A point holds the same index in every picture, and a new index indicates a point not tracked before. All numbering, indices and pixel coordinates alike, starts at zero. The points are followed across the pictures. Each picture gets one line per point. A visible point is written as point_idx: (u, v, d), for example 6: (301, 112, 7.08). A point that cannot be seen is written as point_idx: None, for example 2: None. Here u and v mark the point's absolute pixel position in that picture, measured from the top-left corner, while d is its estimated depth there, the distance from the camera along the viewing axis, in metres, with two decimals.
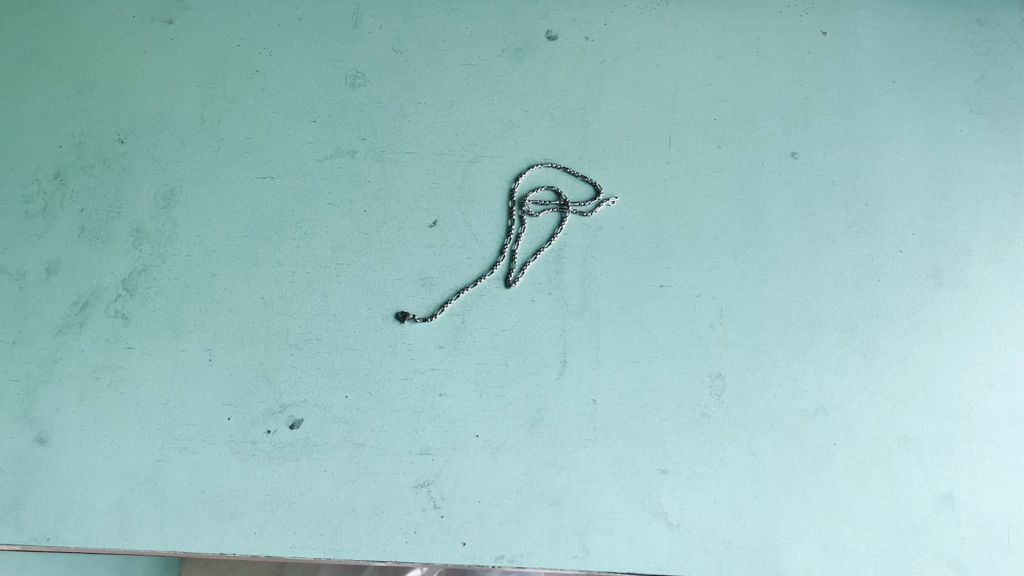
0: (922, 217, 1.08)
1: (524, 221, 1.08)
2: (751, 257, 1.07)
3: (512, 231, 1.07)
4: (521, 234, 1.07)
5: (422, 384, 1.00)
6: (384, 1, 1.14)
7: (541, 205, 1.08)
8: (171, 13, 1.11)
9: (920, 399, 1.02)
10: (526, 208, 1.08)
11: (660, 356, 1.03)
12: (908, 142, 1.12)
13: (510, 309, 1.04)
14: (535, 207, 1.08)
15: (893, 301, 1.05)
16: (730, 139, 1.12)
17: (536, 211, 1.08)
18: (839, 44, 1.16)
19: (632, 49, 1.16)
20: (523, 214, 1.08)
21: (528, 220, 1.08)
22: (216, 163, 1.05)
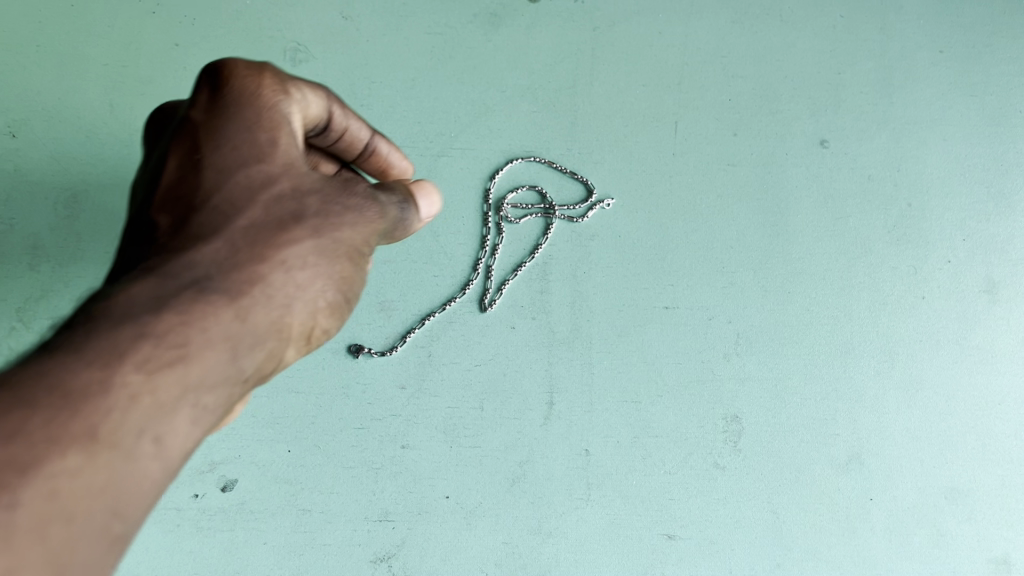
0: (973, 220, 0.86)
1: (501, 228, 0.85)
2: (773, 271, 0.84)
3: (488, 241, 0.84)
4: (499, 245, 0.84)
5: (379, 435, 0.78)
6: None
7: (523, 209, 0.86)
8: None
9: (970, 444, 0.81)
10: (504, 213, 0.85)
11: (666, 395, 0.81)
12: (960, 126, 0.89)
13: (485, 339, 0.81)
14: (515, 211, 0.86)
15: (940, 323, 0.84)
16: (748, 125, 0.88)
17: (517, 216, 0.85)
18: (878, 4, 0.92)
19: (630, 13, 0.90)
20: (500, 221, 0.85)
21: (507, 227, 0.85)
22: (129, 164, 0.85)
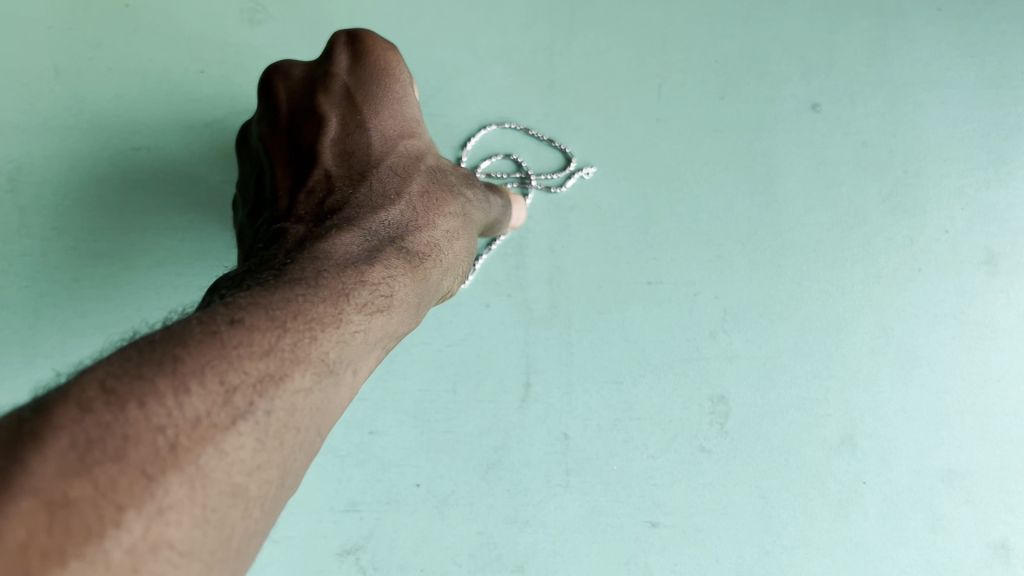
0: (972, 187, 0.82)
1: None
2: (761, 243, 0.80)
3: None
4: None
5: (345, 420, 0.74)
6: None
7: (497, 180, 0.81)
8: None
9: (968, 424, 0.77)
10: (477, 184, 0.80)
11: (649, 375, 0.77)
12: (959, 88, 0.84)
13: (458, 318, 0.77)
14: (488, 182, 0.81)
15: (937, 297, 0.79)
16: (736, 88, 0.83)
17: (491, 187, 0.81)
18: None
19: None
20: None
21: None
22: (77, 134, 0.78)
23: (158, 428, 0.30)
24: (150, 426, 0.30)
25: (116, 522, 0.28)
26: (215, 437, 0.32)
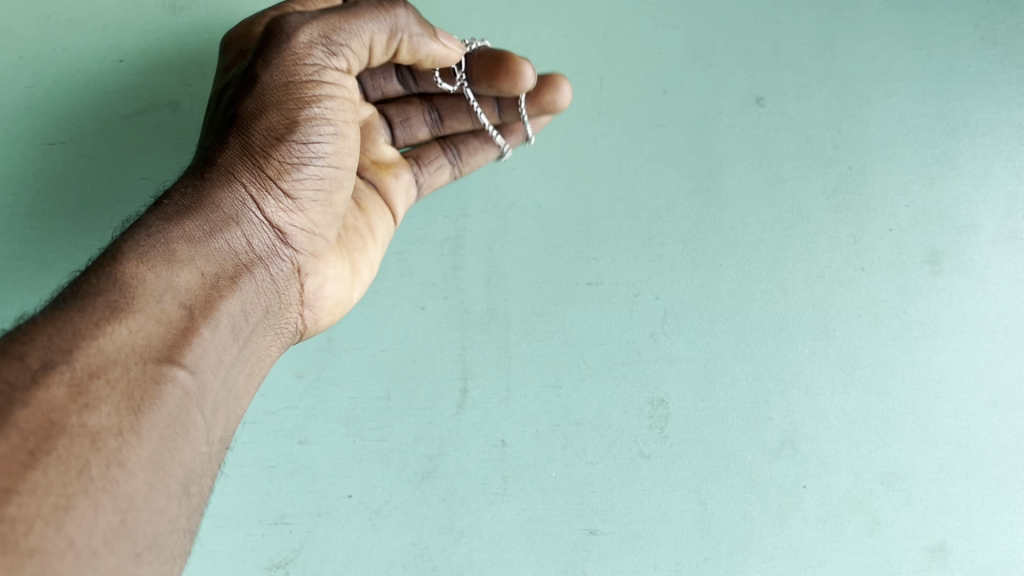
0: (917, 184, 0.81)
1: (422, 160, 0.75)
2: (703, 242, 0.78)
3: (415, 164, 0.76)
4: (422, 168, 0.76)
5: (274, 430, 0.73)
6: None
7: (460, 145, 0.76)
8: None
9: (908, 425, 0.77)
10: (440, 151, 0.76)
11: (588, 379, 0.75)
12: (904, 82, 0.82)
13: (392, 321, 0.75)
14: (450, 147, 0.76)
15: (879, 296, 0.78)
16: (679, 81, 0.81)
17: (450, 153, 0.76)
18: None
19: None
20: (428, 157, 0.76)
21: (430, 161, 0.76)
22: None
23: (78, 425, 0.44)
24: (78, 423, 0.44)
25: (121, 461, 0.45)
26: (104, 418, 0.45)
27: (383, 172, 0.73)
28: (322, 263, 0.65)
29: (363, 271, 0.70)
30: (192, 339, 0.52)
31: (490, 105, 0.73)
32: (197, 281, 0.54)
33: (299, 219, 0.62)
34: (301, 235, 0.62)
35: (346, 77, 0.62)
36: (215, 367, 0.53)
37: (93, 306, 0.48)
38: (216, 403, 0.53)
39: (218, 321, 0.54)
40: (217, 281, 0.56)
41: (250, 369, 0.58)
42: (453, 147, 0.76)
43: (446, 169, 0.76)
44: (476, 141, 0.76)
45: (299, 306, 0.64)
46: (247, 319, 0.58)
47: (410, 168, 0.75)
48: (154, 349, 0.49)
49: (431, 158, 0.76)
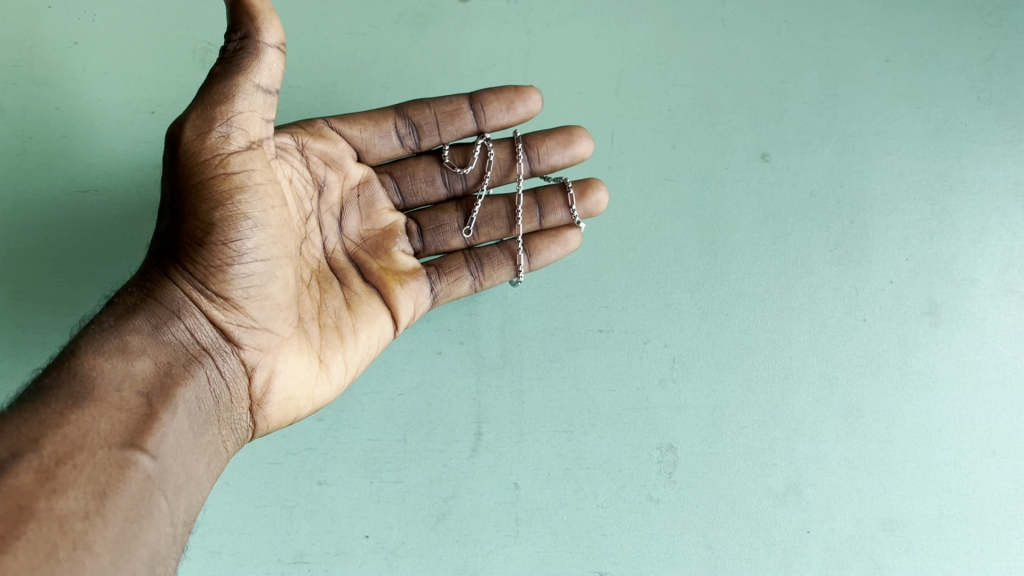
0: (917, 239, 0.83)
1: (445, 266, 0.74)
2: (711, 292, 0.81)
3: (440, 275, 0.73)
4: (447, 275, 0.74)
5: (295, 470, 0.75)
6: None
7: (488, 255, 0.74)
8: None
9: (909, 472, 0.79)
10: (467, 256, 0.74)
11: (599, 425, 0.78)
12: (904, 139, 0.86)
13: (410, 365, 0.77)
14: (479, 255, 0.74)
15: (881, 347, 0.81)
16: (687, 137, 0.84)
17: (478, 262, 0.74)
18: (823, 11, 0.88)
19: (565, 15, 0.86)
20: (455, 263, 0.74)
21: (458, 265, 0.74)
22: (27, 174, 0.79)
23: (48, 509, 0.48)
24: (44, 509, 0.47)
25: (85, 546, 0.48)
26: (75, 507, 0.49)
27: (390, 277, 0.71)
28: (279, 359, 0.62)
29: (335, 371, 0.66)
30: (152, 425, 0.54)
31: (532, 208, 0.74)
32: (151, 370, 0.56)
33: (241, 316, 0.60)
34: (246, 328, 0.60)
35: (258, 161, 0.57)
36: (174, 452, 0.55)
37: (54, 397, 0.52)
38: (177, 488, 0.55)
39: (177, 408, 0.56)
40: (170, 370, 0.57)
41: (212, 455, 0.59)
42: (476, 258, 0.74)
43: (466, 282, 0.74)
44: (499, 255, 0.74)
45: (250, 403, 0.62)
46: (202, 409, 0.58)
47: (427, 277, 0.73)
48: (118, 435, 0.52)
49: (456, 267, 0.74)
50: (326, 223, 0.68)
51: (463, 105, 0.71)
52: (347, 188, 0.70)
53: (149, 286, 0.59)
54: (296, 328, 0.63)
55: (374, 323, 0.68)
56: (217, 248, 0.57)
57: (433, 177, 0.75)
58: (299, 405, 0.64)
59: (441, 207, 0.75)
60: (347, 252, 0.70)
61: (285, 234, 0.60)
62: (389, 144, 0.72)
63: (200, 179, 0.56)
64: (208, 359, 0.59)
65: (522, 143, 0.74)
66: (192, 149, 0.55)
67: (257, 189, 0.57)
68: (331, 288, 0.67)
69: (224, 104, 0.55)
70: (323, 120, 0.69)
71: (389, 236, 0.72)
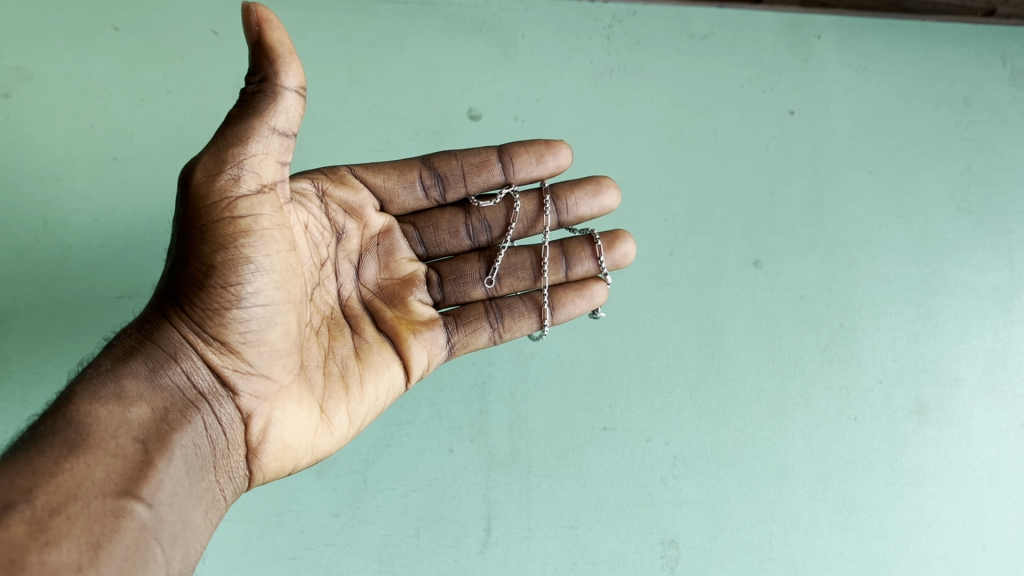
0: (903, 340, 0.88)
1: (463, 319, 0.73)
2: (708, 391, 0.85)
3: (458, 327, 0.73)
4: (465, 328, 0.73)
5: (311, 565, 0.78)
6: None
7: (509, 309, 0.74)
8: (5, 85, 0.88)
9: (902, 567, 0.82)
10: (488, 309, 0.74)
11: (604, 520, 0.81)
12: (887, 246, 0.92)
13: (422, 463, 0.81)
14: (499, 308, 0.74)
15: (872, 445, 0.85)
16: (683, 245, 0.90)
17: (498, 315, 0.74)
18: (809, 127, 0.96)
19: (569, 132, 0.93)
20: (476, 316, 0.73)
21: (478, 318, 0.73)
22: (63, 279, 0.85)
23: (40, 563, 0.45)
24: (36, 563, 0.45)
25: None
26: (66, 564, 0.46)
27: (404, 327, 0.70)
28: (277, 408, 0.60)
29: (337, 422, 0.64)
30: (147, 473, 0.52)
31: (557, 258, 0.75)
32: (147, 416, 0.54)
33: (242, 363, 0.58)
34: (246, 375, 0.58)
35: (268, 202, 0.56)
36: (170, 500, 0.53)
37: (49, 445, 0.50)
38: (171, 538, 0.52)
39: (174, 455, 0.54)
40: (167, 416, 0.55)
41: (205, 506, 0.57)
42: (495, 309, 0.74)
43: (486, 333, 0.74)
44: (520, 306, 0.74)
45: (244, 451, 0.59)
46: (198, 455, 0.56)
47: (443, 327, 0.72)
48: (113, 483, 0.50)
49: (477, 319, 0.73)
50: (342, 270, 0.68)
51: (491, 156, 0.72)
52: (367, 237, 0.70)
53: (149, 330, 0.57)
54: (299, 377, 0.61)
55: (385, 372, 0.67)
56: (222, 290, 0.55)
57: (457, 229, 0.75)
58: (297, 458, 0.62)
59: (463, 258, 0.75)
60: (364, 300, 0.70)
61: (291, 280, 0.58)
62: (414, 194, 0.72)
63: (209, 219, 0.54)
64: (204, 405, 0.57)
65: (550, 194, 0.75)
66: (201, 189, 0.54)
67: (267, 234, 0.56)
68: (341, 335, 0.66)
69: (240, 146, 0.53)
70: (346, 167, 0.69)
71: (407, 286, 0.72)
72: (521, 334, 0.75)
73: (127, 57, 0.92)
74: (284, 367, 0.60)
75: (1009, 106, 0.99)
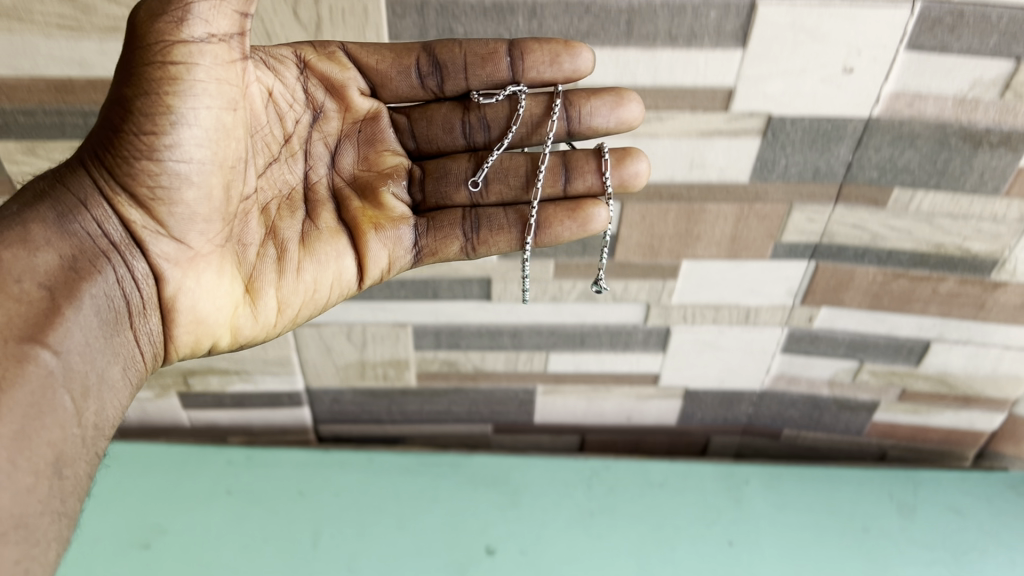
0: None
1: (434, 224, 0.97)
2: None
3: (429, 237, 0.98)
4: (436, 238, 0.98)
5: None
6: (340, 512, 1.31)
7: (478, 229, 0.97)
8: (147, 538, 1.26)
9: None
10: (465, 217, 0.97)
11: None
12: None
13: None
14: (473, 224, 0.97)
15: None
16: None
17: (472, 233, 0.97)
18: (744, 555, 1.27)
19: (560, 563, 1.25)
20: (457, 226, 0.97)
21: (455, 229, 0.97)
22: None
23: None
24: None
25: None
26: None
27: (365, 223, 0.96)
28: (184, 276, 0.86)
29: (260, 297, 0.92)
30: (53, 323, 0.76)
31: (558, 169, 0.97)
32: (55, 262, 0.79)
33: (150, 218, 0.83)
34: (156, 231, 0.84)
35: (201, 61, 0.77)
36: (79, 350, 0.78)
37: None
38: (78, 379, 0.77)
39: (80, 303, 0.79)
40: (76, 264, 0.81)
41: (114, 353, 0.83)
42: (473, 220, 0.97)
43: (457, 245, 0.98)
44: (497, 222, 0.98)
45: (155, 305, 0.86)
46: (108, 304, 0.82)
47: (410, 227, 0.98)
48: (22, 332, 0.74)
49: (452, 240, 0.97)
50: (318, 151, 0.97)
51: (497, 48, 0.91)
52: (348, 123, 0.98)
53: (73, 182, 0.82)
54: (215, 247, 0.87)
55: (323, 257, 0.94)
56: (140, 139, 0.78)
57: (452, 126, 1.00)
58: (208, 320, 0.89)
59: (453, 158, 0.99)
60: (334, 188, 0.98)
61: (216, 141, 0.82)
62: (410, 80, 0.96)
63: (147, 65, 0.75)
64: (114, 255, 0.83)
65: (564, 100, 0.94)
66: (150, 24, 0.74)
67: (192, 85, 0.77)
68: (293, 217, 0.94)
69: (184, 1, 0.73)
70: (341, 47, 0.93)
71: (378, 178, 0.98)
72: (492, 247, 0.98)
73: (235, 517, 1.30)
74: (195, 233, 0.85)
75: (902, 533, 1.29)
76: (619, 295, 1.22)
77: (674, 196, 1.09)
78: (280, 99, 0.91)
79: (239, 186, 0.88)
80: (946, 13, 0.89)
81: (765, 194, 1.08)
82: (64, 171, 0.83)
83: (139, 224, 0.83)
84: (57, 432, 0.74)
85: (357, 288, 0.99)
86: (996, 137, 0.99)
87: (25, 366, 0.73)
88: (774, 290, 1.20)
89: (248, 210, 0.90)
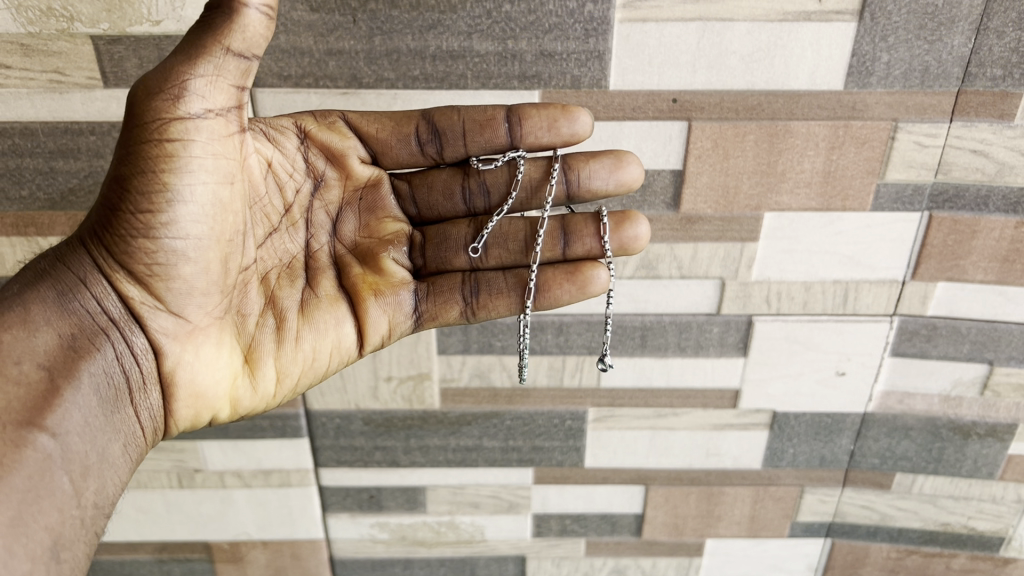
0: None
1: (433, 291, 0.84)
2: None
3: (428, 300, 0.84)
4: (434, 302, 0.84)
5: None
6: None
7: (479, 296, 0.84)
8: None
9: None
10: (464, 283, 0.84)
11: None
12: None
13: None
14: (473, 290, 0.84)
15: None
16: None
17: (472, 300, 0.84)
18: None
19: None
20: (453, 299, 0.84)
21: (454, 300, 0.84)
22: None
23: None
24: None
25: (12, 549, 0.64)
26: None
27: (366, 289, 0.83)
28: (184, 352, 0.76)
29: (262, 370, 0.80)
30: (50, 406, 0.69)
31: (557, 234, 0.84)
32: (54, 343, 0.71)
33: (150, 294, 0.74)
34: (160, 308, 0.74)
35: (200, 137, 0.68)
36: (79, 431, 0.71)
37: None
38: (78, 459, 0.70)
39: (79, 384, 0.71)
40: (74, 342, 0.72)
41: (116, 435, 0.74)
42: (474, 284, 0.84)
43: (459, 309, 0.84)
44: (499, 285, 0.84)
45: (155, 382, 0.76)
46: (109, 383, 0.73)
47: (412, 291, 0.84)
48: (17, 416, 0.67)
49: (450, 309, 0.84)
50: (319, 221, 0.84)
51: (499, 115, 0.82)
52: (349, 189, 0.85)
53: (74, 260, 0.73)
54: (215, 320, 0.77)
55: (321, 325, 0.81)
56: (136, 219, 0.69)
57: (452, 192, 0.87)
58: (207, 393, 0.78)
59: (452, 223, 0.86)
60: (333, 253, 0.84)
61: (218, 216, 0.72)
62: (411, 149, 0.84)
63: (144, 138, 0.67)
64: (114, 331, 0.73)
65: (562, 165, 0.83)
66: (148, 107, 0.66)
67: (189, 162, 0.68)
68: (294, 286, 0.82)
69: (181, 78, 0.65)
70: (342, 117, 0.83)
71: (378, 245, 0.85)
72: (494, 312, 0.85)
73: None
74: (194, 309, 0.75)
75: None
76: (648, 571, 1.28)
77: (693, 480, 1.18)
78: (280, 170, 0.80)
79: (238, 258, 0.76)
80: (920, 326, 1.03)
81: (777, 478, 1.17)
82: (64, 248, 0.75)
83: (139, 300, 0.74)
84: (56, 514, 0.68)
85: (358, 356, 0.85)
86: (982, 429, 1.09)
87: (22, 452, 0.66)
88: (795, 566, 1.26)
89: (247, 281, 0.79)
